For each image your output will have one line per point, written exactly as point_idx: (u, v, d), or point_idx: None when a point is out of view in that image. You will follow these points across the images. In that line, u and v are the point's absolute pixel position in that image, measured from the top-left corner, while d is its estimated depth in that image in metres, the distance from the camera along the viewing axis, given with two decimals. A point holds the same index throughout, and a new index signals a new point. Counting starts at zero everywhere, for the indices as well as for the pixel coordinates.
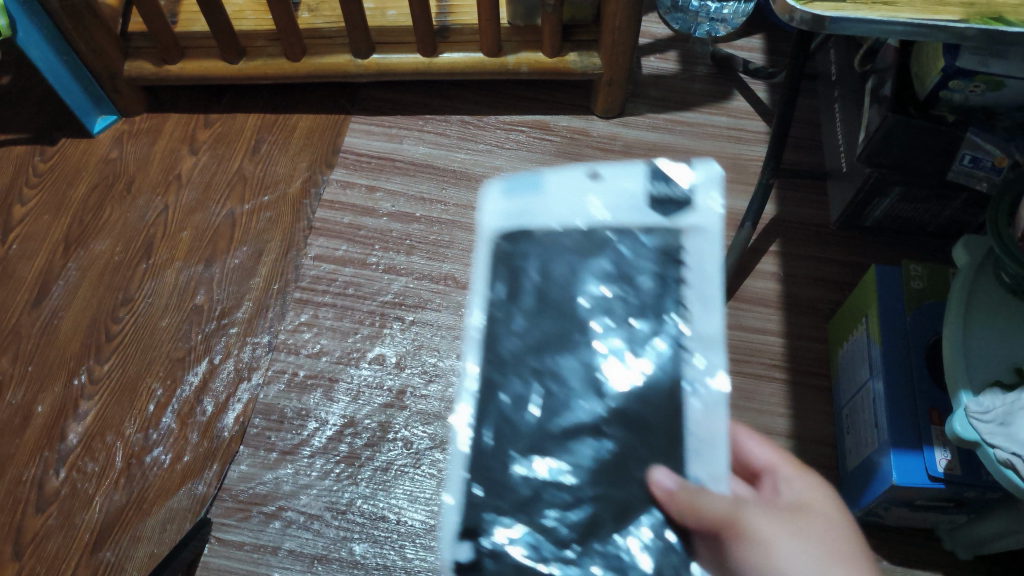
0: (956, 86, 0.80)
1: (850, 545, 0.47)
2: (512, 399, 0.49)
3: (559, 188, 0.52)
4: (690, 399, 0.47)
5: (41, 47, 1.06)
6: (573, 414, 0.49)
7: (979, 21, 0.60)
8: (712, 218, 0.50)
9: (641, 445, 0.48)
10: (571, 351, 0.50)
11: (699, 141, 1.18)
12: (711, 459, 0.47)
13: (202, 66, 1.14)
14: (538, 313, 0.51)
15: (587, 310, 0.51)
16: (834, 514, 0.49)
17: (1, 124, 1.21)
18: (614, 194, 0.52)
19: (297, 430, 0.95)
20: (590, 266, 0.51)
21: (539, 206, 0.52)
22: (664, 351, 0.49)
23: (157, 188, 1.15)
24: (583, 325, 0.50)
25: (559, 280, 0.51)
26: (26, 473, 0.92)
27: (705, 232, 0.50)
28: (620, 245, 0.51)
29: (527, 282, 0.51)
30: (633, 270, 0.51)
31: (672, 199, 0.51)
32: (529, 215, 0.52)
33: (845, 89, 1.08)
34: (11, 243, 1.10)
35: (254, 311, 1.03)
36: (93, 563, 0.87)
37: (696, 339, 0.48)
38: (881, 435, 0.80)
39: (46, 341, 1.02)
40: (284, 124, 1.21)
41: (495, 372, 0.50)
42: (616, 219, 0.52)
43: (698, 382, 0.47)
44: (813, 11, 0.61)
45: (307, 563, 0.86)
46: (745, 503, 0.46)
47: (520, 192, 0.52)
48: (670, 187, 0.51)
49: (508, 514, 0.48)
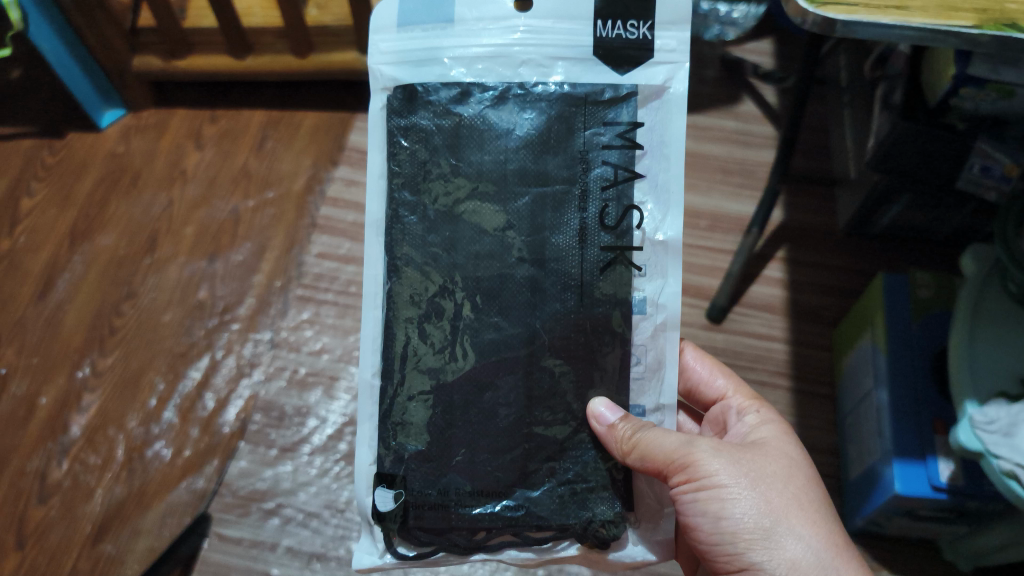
0: (966, 93, 0.79)
1: (804, 485, 0.55)
2: (450, 251, 0.59)
3: (481, 16, 0.59)
4: (603, 234, 0.59)
5: (50, 40, 1.07)
6: (501, 261, 0.59)
7: (990, 27, 0.59)
8: (649, 79, 0.59)
9: (568, 285, 0.58)
10: (498, 209, 0.59)
11: (707, 145, 1.17)
12: (627, 276, 0.59)
13: (210, 61, 1.15)
14: (467, 183, 0.59)
15: (511, 167, 0.59)
16: (794, 458, 0.57)
17: (11, 117, 1.22)
18: (523, 46, 0.59)
19: (297, 428, 0.95)
20: (501, 134, 0.59)
21: (448, 53, 0.60)
22: (580, 203, 0.59)
23: (163, 182, 1.15)
24: (505, 184, 0.59)
25: (477, 145, 0.59)
26: (28, 464, 0.93)
27: (627, 91, 0.59)
28: (539, 103, 0.59)
29: (449, 152, 0.59)
30: (545, 130, 0.59)
31: (625, 35, 0.59)
32: (437, 66, 0.60)
33: (855, 94, 1.07)
34: (19, 235, 1.10)
35: (257, 308, 1.03)
36: (93, 556, 0.87)
37: (644, 185, 0.59)
38: (884, 444, 0.79)
39: (51, 333, 1.02)
40: (290, 121, 1.21)
41: (432, 230, 0.59)
42: (538, 67, 0.59)
43: (650, 301, 0.60)
44: (825, 14, 0.60)
45: (305, 560, 0.86)
46: (717, 451, 0.55)
47: (418, 34, 0.60)
48: (617, 20, 0.59)
49: (462, 337, 0.58)
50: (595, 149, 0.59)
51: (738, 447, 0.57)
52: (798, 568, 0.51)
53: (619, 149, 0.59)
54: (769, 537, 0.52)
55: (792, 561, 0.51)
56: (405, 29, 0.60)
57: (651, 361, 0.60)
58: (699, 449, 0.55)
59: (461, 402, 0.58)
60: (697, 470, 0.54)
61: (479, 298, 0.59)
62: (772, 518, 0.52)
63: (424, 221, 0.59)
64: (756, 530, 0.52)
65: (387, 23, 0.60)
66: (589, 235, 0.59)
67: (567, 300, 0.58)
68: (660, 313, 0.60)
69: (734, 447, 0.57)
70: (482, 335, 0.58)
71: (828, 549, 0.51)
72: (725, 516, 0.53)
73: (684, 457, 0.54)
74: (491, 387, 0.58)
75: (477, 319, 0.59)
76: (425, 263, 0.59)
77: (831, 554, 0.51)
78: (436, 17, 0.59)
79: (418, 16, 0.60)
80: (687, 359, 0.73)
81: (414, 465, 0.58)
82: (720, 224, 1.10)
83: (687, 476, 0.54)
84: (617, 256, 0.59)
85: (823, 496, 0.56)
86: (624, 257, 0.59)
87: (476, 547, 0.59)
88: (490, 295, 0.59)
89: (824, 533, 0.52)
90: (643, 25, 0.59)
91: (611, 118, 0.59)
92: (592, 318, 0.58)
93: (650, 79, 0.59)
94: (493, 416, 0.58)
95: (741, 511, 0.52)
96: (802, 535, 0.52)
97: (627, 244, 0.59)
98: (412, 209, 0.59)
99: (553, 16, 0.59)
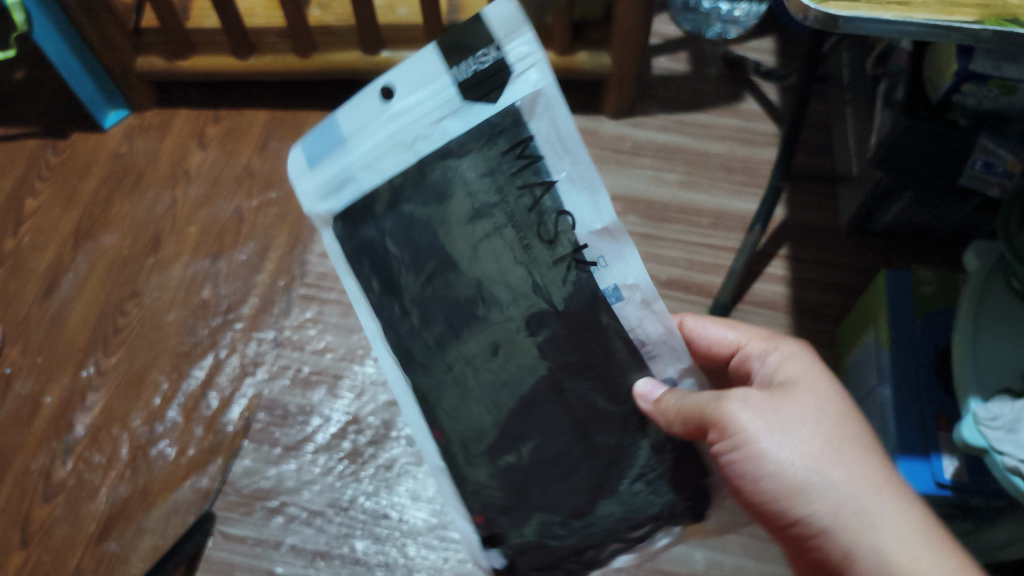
0: (969, 89, 0.79)
1: (840, 420, 0.51)
2: (422, 335, 0.53)
3: (361, 108, 0.50)
4: (562, 275, 0.50)
5: (54, 41, 1.07)
6: (471, 333, 0.52)
7: (992, 22, 0.59)
8: (524, 86, 0.48)
9: (544, 340, 0.52)
10: (453, 284, 0.51)
11: (709, 142, 1.17)
12: (595, 310, 0.50)
13: (213, 61, 1.15)
14: (416, 266, 0.52)
15: (453, 226, 0.51)
16: (831, 392, 0.52)
17: (15, 118, 1.23)
18: (412, 109, 0.49)
19: (301, 426, 0.95)
20: (430, 196, 0.51)
21: (357, 163, 0.51)
22: (527, 244, 0.49)
23: (166, 182, 1.15)
24: (452, 254, 0.51)
25: (407, 212, 0.51)
26: (33, 463, 0.93)
27: (508, 101, 0.48)
28: (445, 152, 0.50)
29: (387, 236, 0.52)
30: (466, 170, 0.49)
31: (490, 65, 0.48)
32: (354, 183, 0.52)
33: (857, 92, 1.07)
34: (23, 235, 1.11)
35: (260, 307, 1.04)
36: (98, 554, 0.87)
37: (570, 193, 0.48)
38: (887, 441, 0.79)
39: (55, 332, 1.03)
40: (293, 121, 1.21)
41: (398, 318, 0.53)
42: (426, 117, 0.49)
43: (624, 287, 0.50)
44: (827, 10, 0.60)
45: (308, 558, 0.86)
46: (744, 402, 0.51)
47: (326, 167, 0.52)
48: (463, 55, 0.48)
49: (459, 408, 0.54)
50: (523, 177, 0.48)
51: (768, 390, 0.53)
52: (839, 514, 0.48)
53: (538, 176, 0.48)
54: (809, 491, 0.49)
55: (835, 508, 0.48)
56: (317, 171, 0.53)
57: (660, 331, 0.52)
58: (732, 403, 0.51)
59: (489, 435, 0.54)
60: (731, 426, 0.50)
61: (462, 376, 0.53)
62: (810, 467, 0.49)
63: (389, 310, 0.53)
64: (794, 482, 0.49)
65: (301, 174, 0.53)
66: (545, 283, 0.50)
67: (551, 358, 0.52)
68: (636, 292, 0.51)
69: (766, 391, 0.53)
70: (478, 403, 0.53)
71: (868, 491, 0.48)
72: (762, 476, 0.50)
73: (718, 414, 0.50)
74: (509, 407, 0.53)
75: (464, 393, 0.53)
76: (402, 351, 0.54)
77: (871, 496, 0.48)
78: (332, 144, 0.52)
79: (321, 145, 0.52)
80: (691, 326, 0.63)
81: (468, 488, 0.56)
82: (722, 221, 1.10)
83: (718, 435, 0.51)
84: (573, 290, 0.50)
85: (866, 429, 0.51)
86: (576, 282, 0.50)
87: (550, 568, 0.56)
88: (472, 370, 0.53)
89: (864, 472, 0.49)
90: (492, 46, 0.47)
91: (520, 136, 0.48)
92: (581, 370, 0.52)
93: (528, 85, 0.47)
94: (514, 460, 0.54)
95: (777, 465, 0.49)
96: (842, 480, 0.48)
97: (574, 256, 0.49)
98: (373, 300, 0.54)
99: (419, 74, 0.49)
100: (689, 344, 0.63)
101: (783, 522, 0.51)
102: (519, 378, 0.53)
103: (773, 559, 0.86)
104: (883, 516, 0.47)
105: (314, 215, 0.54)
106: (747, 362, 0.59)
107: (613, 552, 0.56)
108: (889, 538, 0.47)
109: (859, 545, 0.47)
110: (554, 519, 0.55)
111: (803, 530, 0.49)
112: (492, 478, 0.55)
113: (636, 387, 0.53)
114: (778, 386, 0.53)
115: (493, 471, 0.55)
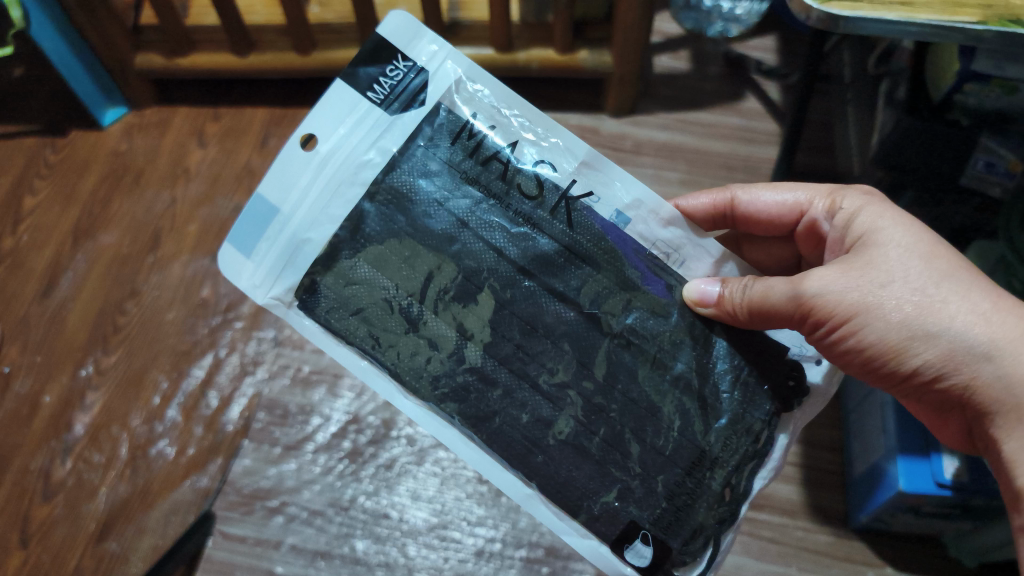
0: (971, 89, 0.80)
1: (930, 262, 0.53)
2: (441, 360, 0.55)
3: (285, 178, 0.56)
4: (545, 236, 0.56)
5: (53, 38, 1.07)
6: (483, 332, 0.56)
7: (995, 23, 0.59)
8: (445, 78, 0.57)
9: (558, 309, 0.56)
10: (461, 281, 0.56)
11: (710, 141, 1.17)
12: (580, 261, 0.56)
13: (212, 59, 1.15)
14: (417, 285, 0.56)
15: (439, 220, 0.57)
16: (907, 243, 0.54)
17: (13, 116, 1.22)
18: (341, 143, 0.56)
19: (301, 426, 0.95)
20: (414, 200, 0.57)
21: (301, 221, 0.56)
22: (507, 213, 0.56)
23: (165, 181, 1.15)
24: (446, 248, 0.56)
25: (384, 234, 0.56)
26: (32, 463, 0.93)
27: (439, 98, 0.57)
28: (392, 160, 0.57)
29: (371, 270, 0.56)
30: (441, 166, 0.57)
31: (404, 76, 0.57)
32: (307, 241, 0.56)
33: (858, 91, 1.07)
34: (21, 234, 1.10)
35: (259, 306, 1.04)
36: (98, 554, 0.87)
37: (528, 147, 0.57)
38: (889, 441, 0.80)
39: (54, 331, 1.02)
40: (293, 119, 1.21)
41: (422, 349, 0.56)
42: (370, 149, 0.57)
43: (627, 208, 0.57)
44: (829, 9, 0.60)
45: (309, 558, 0.86)
46: (823, 279, 0.53)
47: (268, 248, 0.57)
48: (370, 77, 0.56)
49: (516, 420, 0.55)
50: (480, 154, 0.57)
51: (843, 261, 0.55)
52: (953, 357, 0.52)
53: (492, 148, 0.57)
54: (917, 340, 0.52)
55: (949, 351, 0.52)
56: (258, 254, 0.57)
57: (674, 245, 0.57)
58: (810, 291, 0.53)
59: (536, 410, 0.55)
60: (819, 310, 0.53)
61: (501, 381, 0.55)
62: (914, 326, 0.52)
63: (409, 348, 0.56)
64: (900, 341, 0.52)
65: (242, 268, 0.57)
66: (533, 246, 0.56)
67: (574, 332, 0.56)
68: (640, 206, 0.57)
69: (839, 263, 0.55)
70: (523, 406, 0.55)
71: (977, 324, 0.51)
72: (865, 346, 0.53)
73: (797, 306, 0.53)
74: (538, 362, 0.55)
75: (510, 397, 0.55)
76: (439, 389, 0.55)
77: (983, 329, 0.51)
78: (266, 224, 0.57)
79: (253, 236, 0.57)
80: (744, 202, 0.66)
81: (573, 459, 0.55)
82: None
83: (812, 323, 0.54)
84: (564, 240, 0.56)
85: (954, 263, 0.54)
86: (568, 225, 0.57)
87: (653, 569, 0.55)
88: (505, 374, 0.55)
89: (966, 308, 0.51)
90: (399, 58, 0.57)
91: (458, 123, 0.57)
92: (596, 346, 0.56)
93: (444, 74, 0.57)
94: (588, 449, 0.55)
95: (877, 332, 0.53)
96: (947, 327, 0.52)
97: (563, 199, 0.56)
98: (393, 345, 0.56)
99: (336, 114, 0.57)
100: (746, 218, 0.67)
101: (892, 376, 0.55)
102: (551, 367, 0.55)
103: (773, 558, 0.85)
104: (1006, 345, 0.50)
105: (280, 299, 0.56)
106: (812, 227, 0.62)
107: (718, 539, 0.55)
108: (1012, 361, 0.50)
109: (979, 377, 0.51)
110: (658, 500, 0.55)
111: (919, 377, 0.54)
112: (575, 467, 0.55)
113: (687, 292, 0.56)
114: (852, 253, 0.56)
115: (565, 442, 0.55)
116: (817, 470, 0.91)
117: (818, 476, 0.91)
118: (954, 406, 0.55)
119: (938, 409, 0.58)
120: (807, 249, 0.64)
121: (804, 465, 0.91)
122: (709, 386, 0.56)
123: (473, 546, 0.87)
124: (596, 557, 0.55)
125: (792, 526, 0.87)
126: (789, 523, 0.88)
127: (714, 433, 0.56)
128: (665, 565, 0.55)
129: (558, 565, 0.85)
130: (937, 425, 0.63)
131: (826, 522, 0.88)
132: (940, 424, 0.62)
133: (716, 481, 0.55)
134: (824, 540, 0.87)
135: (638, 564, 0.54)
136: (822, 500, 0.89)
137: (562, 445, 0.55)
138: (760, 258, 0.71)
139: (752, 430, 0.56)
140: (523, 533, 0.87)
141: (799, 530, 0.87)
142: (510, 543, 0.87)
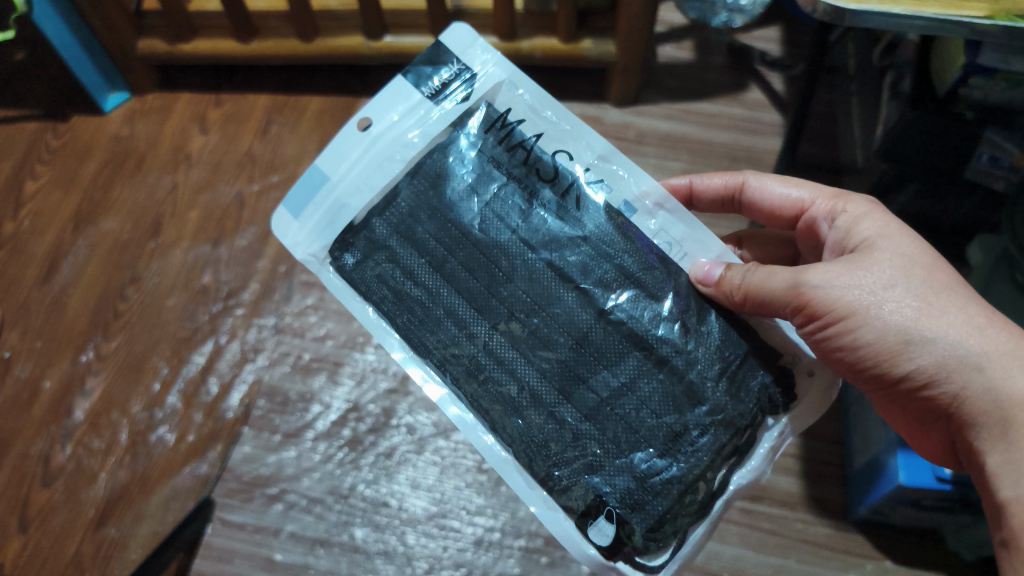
0: (976, 83, 0.80)
1: (932, 274, 0.54)
2: (438, 328, 0.56)
3: (344, 151, 0.60)
4: (554, 216, 0.58)
5: (54, 22, 1.06)
6: (484, 298, 0.56)
7: (1001, 17, 0.59)
8: (489, 79, 0.60)
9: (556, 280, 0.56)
10: (478, 255, 0.57)
11: (713, 132, 1.16)
12: (582, 239, 0.57)
13: (215, 44, 1.14)
14: (437, 257, 0.58)
15: (460, 192, 0.59)
16: (909, 254, 0.55)
17: (15, 100, 1.22)
18: (390, 128, 0.60)
19: (301, 414, 0.95)
20: (450, 182, 0.59)
21: (348, 189, 0.59)
22: (523, 195, 0.58)
23: (167, 167, 1.14)
24: (467, 224, 0.58)
25: (415, 205, 0.59)
26: (31, 447, 0.93)
27: (482, 99, 0.60)
28: (433, 145, 0.60)
29: (398, 239, 0.58)
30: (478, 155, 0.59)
31: (456, 77, 0.61)
32: (347, 207, 0.59)
33: (863, 83, 1.07)
34: (23, 219, 1.10)
35: (261, 293, 1.03)
36: (97, 539, 0.87)
37: (553, 136, 0.59)
38: (889, 434, 0.80)
39: (55, 316, 1.02)
40: (295, 105, 1.21)
41: (429, 319, 0.56)
42: (414, 130, 0.60)
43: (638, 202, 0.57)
44: (836, 2, 0.60)
45: (308, 546, 0.86)
46: (828, 277, 0.53)
47: (314, 210, 0.59)
48: (429, 76, 0.61)
49: (499, 389, 0.54)
50: (510, 142, 0.59)
51: (849, 259, 0.55)
52: (946, 364, 0.52)
53: (520, 138, 0.59)
54: (911, 343, 0.52)
55: (941, 359, 0.52)
56: (303, 216, 0.59)
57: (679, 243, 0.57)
58: (811, 282, 0.53)
59: (514, 383, 0.54)
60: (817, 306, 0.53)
61: (491, 356, 0.55)
62: (912, 328, 0.52)
63: (419, 310, 0.56)
64: (896, 343, 0.52)
65: (288, 227, 0.60)
66: (545, 224, 0.57)
67: (574, 310, 0.56)
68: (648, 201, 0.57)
69: (845, 261, 0.55)
70: (512, 372, 0.55)
71: (973, 335, 0.52)
72: (864, 347, 0.53)
73: (797, 295, 0.53)
74: (533, 337, 0.55)
75: (499, 371, 0.55)
76: (434, 350, 0.55)
77: (978, 340, 0.52)
78: (315, 190, 0.59)
79: (303, 198, 0.59)
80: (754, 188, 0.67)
81: (545, 426, 0.53)
82: None
83: (821, 317, 0.53)
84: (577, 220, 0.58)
85: (950, 279, 0.54)
86: (576, 209, 0.58)
87: (614, 553, 0.51)
88: (495, 351, 0.55)
89: (962, 319, 0.52)
90: (455, 63, 0.61)
91: (493, 116, 0.59)
92: (586, 323, 0.56)
93: (490, 77, 0.60)
94: (566, 421, 0.53)
95: (875, 332, 0.53)
96: (944, 334, 0.52)
97: (576, 185, 0.58)
98: (404, 311, 0.56)
99: (391, 103, 0.60)
100: (751, 205, 0.68)
101: (879, 379, 0.56)
102: (543, 346, 0.55)
103: (772, 550, 0.85)
104: (997, 358, 0.51)
105: (315, 256, 0.58)
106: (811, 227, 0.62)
107: (685, 531, 0.52)
108: (1001, 375, 0.51)
109: (969, 387, 0.52)
110: (625, 478, 0.52)
111: (904, 381, 0.54)
112: (550, 436, 0.53)
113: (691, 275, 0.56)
114: (860, 251, 0.55)
115: (544, 417, 0.53)
116: (816, 462, 0.91)
117: (817, 469, 0.91)
118: (940, 416, 0.55)
119: (923, 420, 0.59)
120: (806, 246, 0.65)
121: (804, 457, 0.91)
122: (704, 355, 0.55)
123: (473, 535, 0.87)
124: (557, 531, 0.52)
125: (791, 518, 0.87)
126: (787, 515, 0.88)
127: (693, 412, 0.54)
128: (624, 550, 0.51)
129: (557, 555, 0.86)
130: (920, 439, 0.63)
131: (825, 515, 0.88)
132: (921, 438, 0.62)
133: (688, 466, 0.52)
134: (822, 532, 0.87)
135: (600, 544, 0.51)
136: (821, 492, 0.89)
137: (540, 416, 0.53)
138: (758, 257, 0.72)
139: (740, 418, 0.53)
140: (523, 522, 0.87)
141: (797, 522, 0.87)
142: (510, 532, 0.87)
